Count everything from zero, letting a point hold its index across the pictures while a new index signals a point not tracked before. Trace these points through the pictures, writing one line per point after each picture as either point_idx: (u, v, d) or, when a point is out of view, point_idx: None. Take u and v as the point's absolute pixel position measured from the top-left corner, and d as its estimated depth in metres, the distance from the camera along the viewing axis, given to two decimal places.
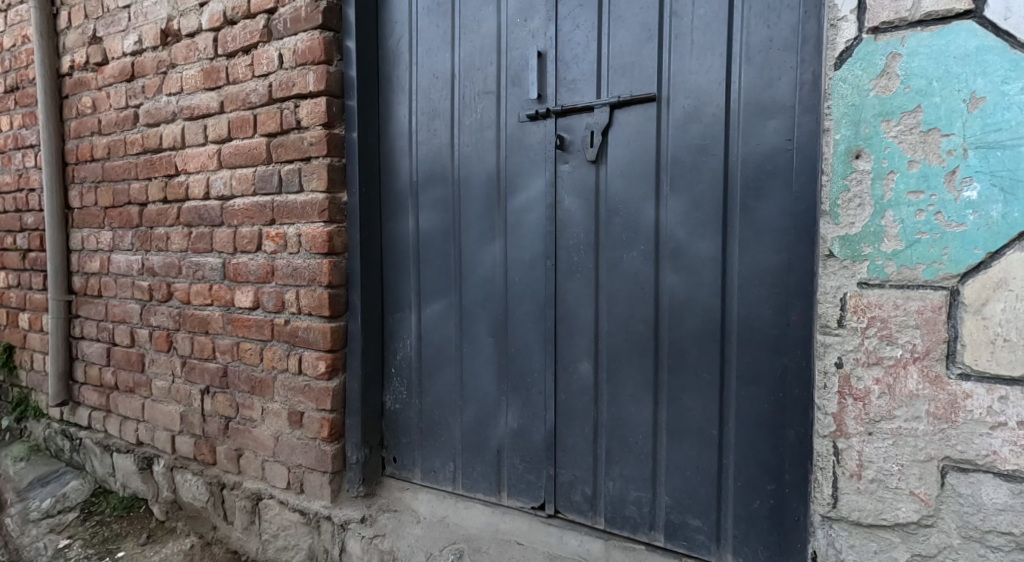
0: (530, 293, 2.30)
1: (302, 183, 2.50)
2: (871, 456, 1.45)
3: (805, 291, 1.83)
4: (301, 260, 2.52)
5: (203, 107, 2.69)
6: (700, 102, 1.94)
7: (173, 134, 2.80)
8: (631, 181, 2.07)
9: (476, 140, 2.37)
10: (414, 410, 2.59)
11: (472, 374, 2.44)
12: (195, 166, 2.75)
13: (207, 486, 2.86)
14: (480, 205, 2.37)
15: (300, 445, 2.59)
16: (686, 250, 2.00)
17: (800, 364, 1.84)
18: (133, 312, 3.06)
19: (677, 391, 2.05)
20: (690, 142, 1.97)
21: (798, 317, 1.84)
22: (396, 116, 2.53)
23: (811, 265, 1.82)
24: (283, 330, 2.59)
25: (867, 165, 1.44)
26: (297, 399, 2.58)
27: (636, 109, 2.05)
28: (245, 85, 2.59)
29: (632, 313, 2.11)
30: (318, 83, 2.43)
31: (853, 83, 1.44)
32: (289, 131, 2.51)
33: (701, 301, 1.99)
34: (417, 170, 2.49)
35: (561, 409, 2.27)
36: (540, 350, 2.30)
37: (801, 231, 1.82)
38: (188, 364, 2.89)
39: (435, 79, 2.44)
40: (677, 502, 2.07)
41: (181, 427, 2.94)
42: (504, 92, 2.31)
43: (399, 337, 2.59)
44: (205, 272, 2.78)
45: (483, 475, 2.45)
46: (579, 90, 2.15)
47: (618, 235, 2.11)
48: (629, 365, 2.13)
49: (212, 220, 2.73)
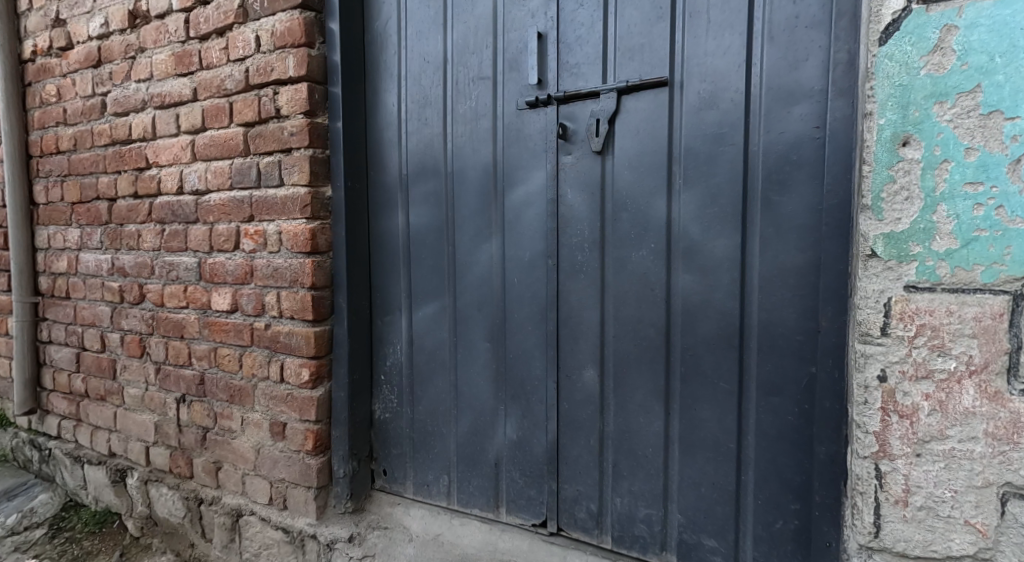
0: (530, 295, 2.13)
1: (282, 176, 2.32)
2: (920, 481, 1.30)
3: (834, 293, 1.67)
4: (282, 259, 2.34)
5: (175, 94, 2.50)
6: (717, 87, 1.78)
7: (143, 124, 2.61)
8: (640, 173, 1.91)
9: (470, 130, 2.19)
10: (405, 420, 2.42)
11: (467, 382, 2.28)
12: (167, 158, 2.56)
13: (184, 501, 2.68)
14: (475, 199, 2.20)
15: (282, 459, 2.42)
16: (701, 249, 1.84)
17: (829, 373, 1.69)
18: (103, 315, 2.87)
19: (691, 401, 1.89)
20: (706, 130, 1.80)
21: (827, 320, 1.68)
22: (384, 104, 2.35)
23: (841, 265, 1.66)
24: (263, 335, 2.41)
25: (916, 153, 1.28)
26: (279, 409, 2.40)
27: (645, 95, 1.88)
28: (219, 71, 2.40)
29: (641, 317, 1.95)
30: (298, 67, 2.24)
31: (901, 60, 1.28)
32: (268, 120, 2.33)
33: (717, 304, 1.83)
34: (407, 162, 2.32)
35: (564, 419, 2.11)
36: (541, 356, 2.13)
37: (830, 226, 1.66)
38: (162, 371, 2.70)
39: (426, 63, 2.26)
40: (692, 521, 1.92)
41: (156, 438, 2.76)
42: (501, 78, 2.13)
43: (389, 342, 2.42)
44: (179, 272, 2.59)
45: (480, 489, 2.29)
46: (583, 75, 1.98)
47: (626, 232, 1.95)
48: (638, 372, 1.97)
49: (186, 216, 2.55)
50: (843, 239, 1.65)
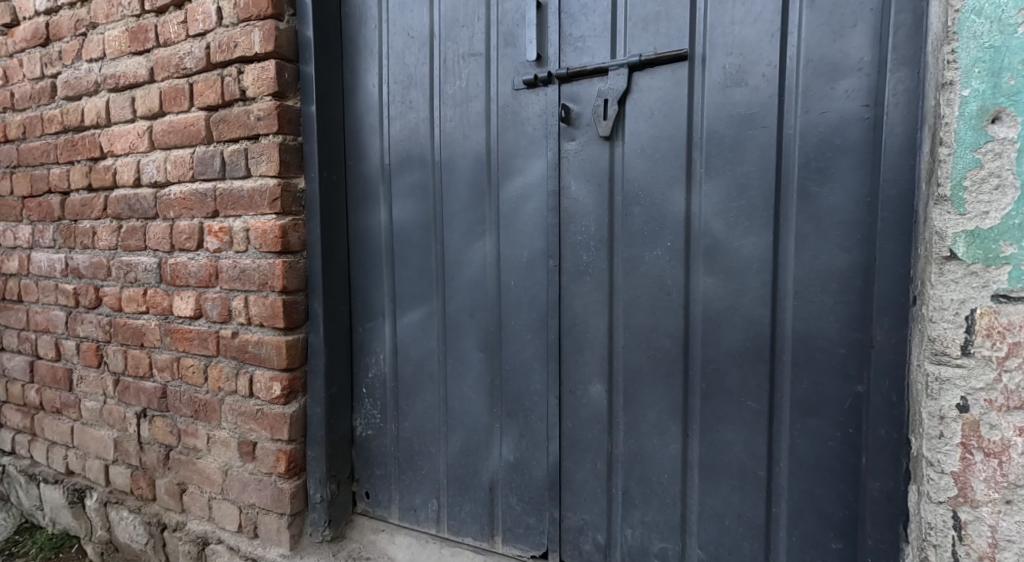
0: (529, 300, 1.89)
1: (248, 166, 2.06)
2: (1010, 534, 1.10)
3: (888, 299, 1.43)
4: (249, 260, 2.09)
5: (130, 74, 2.24)
6: (746, 60, 1.54)
7: (96, 108, 2.35)
8: (655, 161, 1.67)
9: (461, 114, 1.94)
10: (390, 437, 2.17)
11: (458, 396, 2.04)
12: (123, 147, 2.30)
13: (146, 527, 2.42)
14: (466, 192, 1.95)
15: (252, 482, 2.17)
16: (725, 248, 1.60)
17: (882, 394, 1.45)
18: (57, 320, 2.61)
19: (713, 421, 1.66)
20: (733, 111, 1.56)
21: (880, 334, 1.44)
22: (364, 85, 2.10)
23: (896, 266, 1.42)
24: (230, 345, 2.15)
25: (1008, 131, 1.09)
26: (248, 426, 2.15)
27: (662, 71, 1.64)
28: (178, 48, 2.14)
29: (655, 325, 1.71)
30: (265, 42, 1.99)
31: (992, 15, 1.09)
32: (232, 103, 2.07)
33: (744, 312, 1.59)
34: (390, 151, 2.07)
35: (568, 440, 1.87)
36: (540, 368, 1.90)
37: (880, 221, 1.43)
38: (121, 383, 2.45)
39: (410, 39, 2.01)
40: (713, 557, 1.68)
41: (115, 455, 2.51)
42: (495, 54, 1.89)
43: (371, 351, 2.17)
44: (138, 274, 2.34)
45: (472, 516, 2.05)
46: (589, 49, 1.74)
47: (639, 229, 1.71)
48: (652, 388, 1.73)
49: (144, 211, 2.29)
50: (898, 235, 1.41)
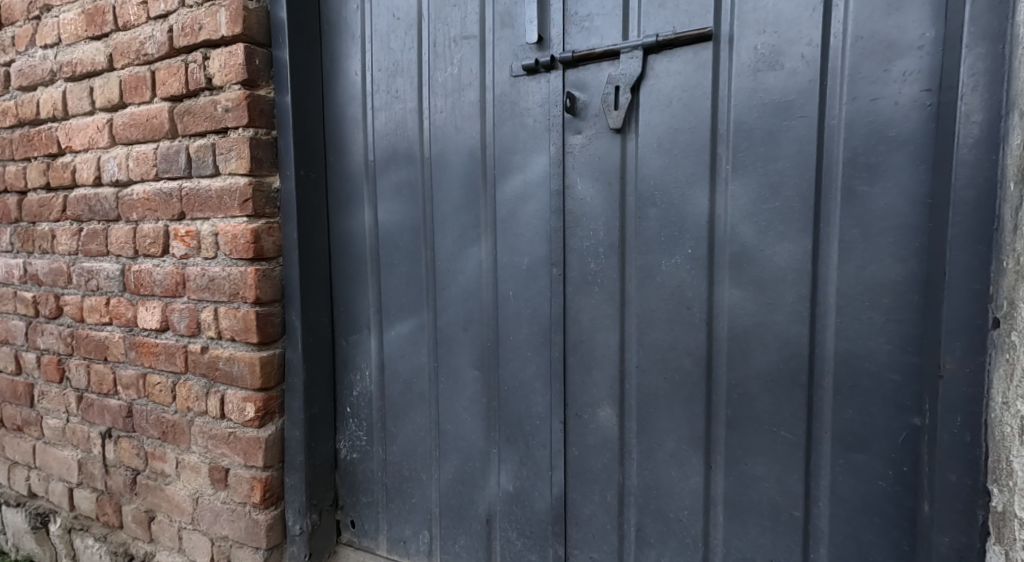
0: (529, 312, 1.68)
1: (216, 163, 1.85)
2: None
3: (957, 321, 1.20)
4: (218, 268, 1.88)
5: (87, 61, 2.03)
6: (782, 39, 1.33)
7: (52, 99, 2.13)
8: (674, 157, 1.46)
9: (453, 105, 1.73)
10: (377, 461, 1.97)
11: (452, 418, 1.83)
12: (82, 142, 2.09)
13: (112, 557, 2.21)
14: (459, 192, 1.74)
15: (224, 512, 1.96)
16: (755, 257, 1.40)
17: (951, 433, 1.21)
18: (16, 331, 2.40)
19: (740, 453, 1.45)
20: (766, 99, 1.36)
21: (949, 362, 1.21)
22: (345, 73, 1.89)
23: (968, 283, 1.19)
24: (199, 361, 1.95)
25: None
26: (220, 451, 1.95)
27: (681, 54, 1.44)
28: (138, 32, 1.93)
29: (674, 343, 1.50)
30: (233, 24, 1.78)
31: None
32: (197, 92, 1.86)
33: (777, 329, 1.39)
34: (374, 146, 1.86)
35: (575, 469, 1.67)
36: (543, 389, 1.69)
37: (948, 228, 1.21)
38: (85, 401, 2.24)
39: (396, 20, 1.80)
40: None
41: (80, 478, 2.30)
42: (490, 36, 1.67)
43: (356, 367, 1.97)
44: (100, 281, 2.13)
45: (468, 550, 1.85)
46: (597, 29, 1.53)
47: (655, 235, 1.50)
48: (669, 413, 1.53)
49: (106, 213, 2.08)
50: (972, 245, 1.19)
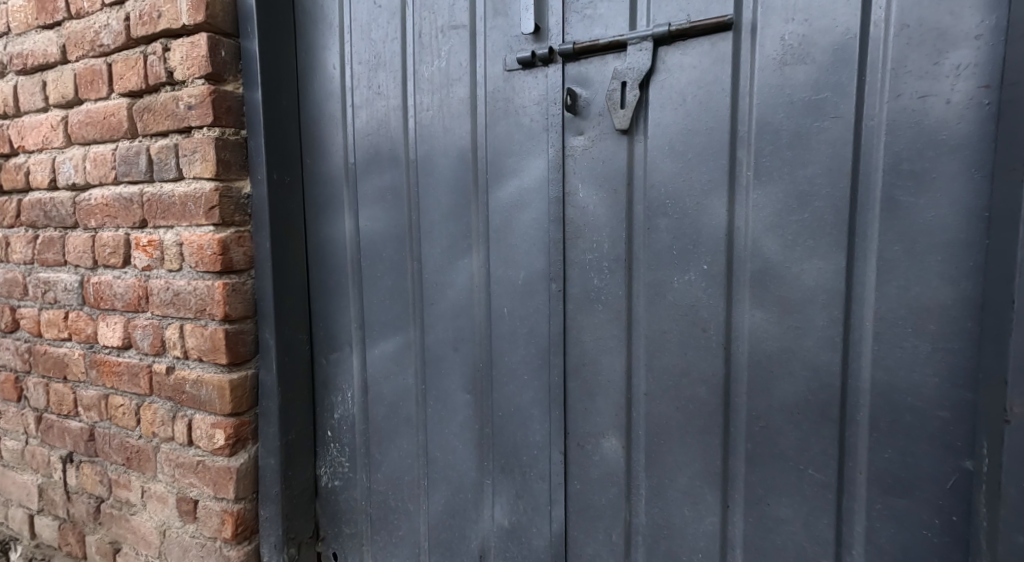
0: (526, 332, 1.52)
1: (179, 166, 1.68)
2: None
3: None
4: (183, 281, 1.71)
5: (38, 53, 1.85)
6: (814, 28, 1.18)
7: (4, 94, 1.95)
8: (688, 162, 1.30)
9: (440, 103, 1.57)
10: (360, 490, 1.81)
11: (441, 446, 1.67)
12: (35, 142, 1.91)
13: None
14: (447, 198, 1.58)
15: (193, 547, 1.80)
16: (781, 275, 1.24)
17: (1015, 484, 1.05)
18: None
19: (763, 493, 1.30)
20: (794, 96, 1.20)
21: (1017, 405, 1.04)
22: (321, 66, 1.71)
23: None
24: (165, 383, 1.78)
25: None
26: (188, 481, 1.78)
27: (696, 45, 1.28)
28: (93, 20, 1.75)
29: (687, 369, 1.35)
30: (196, 12, 1.61)
31: None
32: (158, 88, 1.69)
33: (805, 357, 1.23)
34: (355, 147, 1.69)
35: (577, 504, 1.51)
36: (541, 416, 1.53)
37: (1013, 248, 1.04)
38: (44, 422, 2.07)
39: (378, 7, 1.62)
40: None
41: (40, 505, 2.12)
42: (481, 26, 1.51)
43: (336, 388, 1.80)
44: (57, 294, 1.95)
45: None
46: (601, 18, 1.37)
47: (667, 248, 1.34)
48: (681, 447, 1.37)
49: (62, 219, 1.90)
50: None
